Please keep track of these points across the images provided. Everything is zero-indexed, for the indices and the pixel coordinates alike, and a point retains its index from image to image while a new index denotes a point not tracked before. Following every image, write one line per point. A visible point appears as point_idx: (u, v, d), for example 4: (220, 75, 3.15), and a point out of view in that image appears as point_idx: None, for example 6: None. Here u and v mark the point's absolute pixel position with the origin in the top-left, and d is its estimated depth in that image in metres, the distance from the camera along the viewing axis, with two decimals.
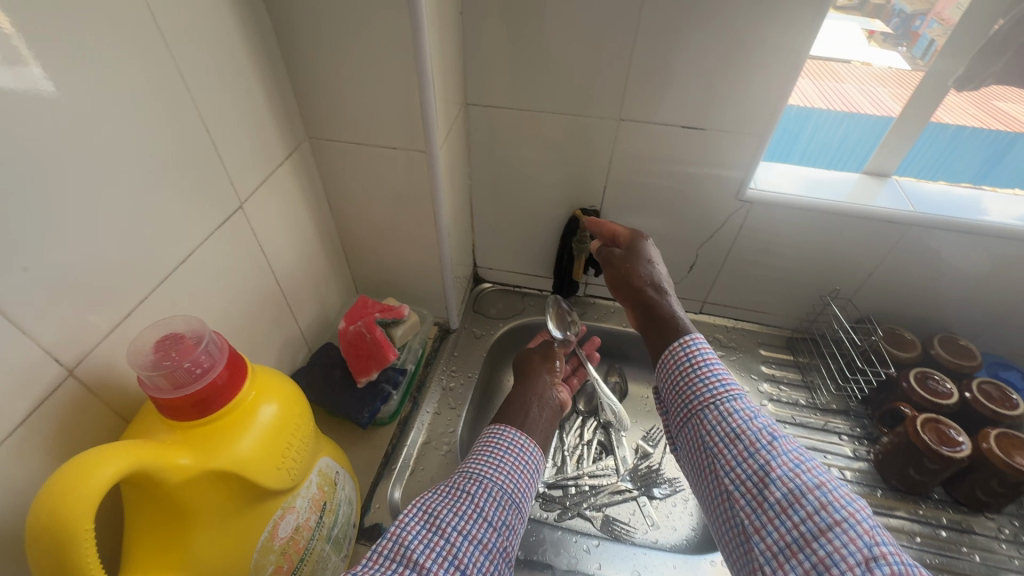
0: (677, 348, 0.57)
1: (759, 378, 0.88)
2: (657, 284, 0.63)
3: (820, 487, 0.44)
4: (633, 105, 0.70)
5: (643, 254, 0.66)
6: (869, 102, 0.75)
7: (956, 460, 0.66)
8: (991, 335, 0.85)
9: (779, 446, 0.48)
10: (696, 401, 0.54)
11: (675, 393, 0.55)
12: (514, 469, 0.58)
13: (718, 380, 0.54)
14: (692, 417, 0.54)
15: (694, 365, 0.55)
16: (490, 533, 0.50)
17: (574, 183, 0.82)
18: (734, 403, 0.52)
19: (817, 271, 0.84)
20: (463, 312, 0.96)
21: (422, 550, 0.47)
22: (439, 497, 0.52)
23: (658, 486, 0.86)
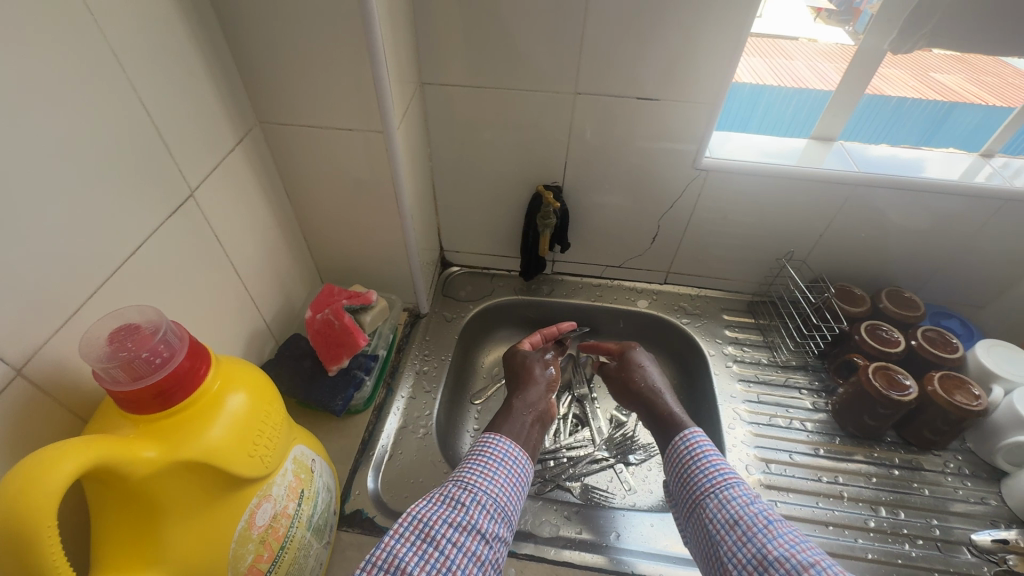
0: (678, 444, 0.63)
1: (723, 341, 0.91)
2: (652, 387, 0.72)
3: (815, 565, 0.47)
4: (589, 78, 0.71)
5: (637, 362, 0.77)
6: (814, 77, 0.79)
7: (905, 403, 0.71)
8: (932, 286, 0.90)
9: (775, 530, 0.51)
10: (698, 491, 0.58)
11: (681, 487, 0.60)
12: (508, 482, 0.58)
13: (716, 471, 0.59)
14: (697, 508, 0.58)
15: (693, 459, 0.61)
16: (483, 546, 0.51)
17: (536, 160, 0.82)
18: (732, 490, 0.56)
19: (773, 236, 0.87)
20: (432, 296, 0.96)
21: (414, 562, 0.48)
22: (432, 505, 0.53)
23: (634, 452, 0.88)
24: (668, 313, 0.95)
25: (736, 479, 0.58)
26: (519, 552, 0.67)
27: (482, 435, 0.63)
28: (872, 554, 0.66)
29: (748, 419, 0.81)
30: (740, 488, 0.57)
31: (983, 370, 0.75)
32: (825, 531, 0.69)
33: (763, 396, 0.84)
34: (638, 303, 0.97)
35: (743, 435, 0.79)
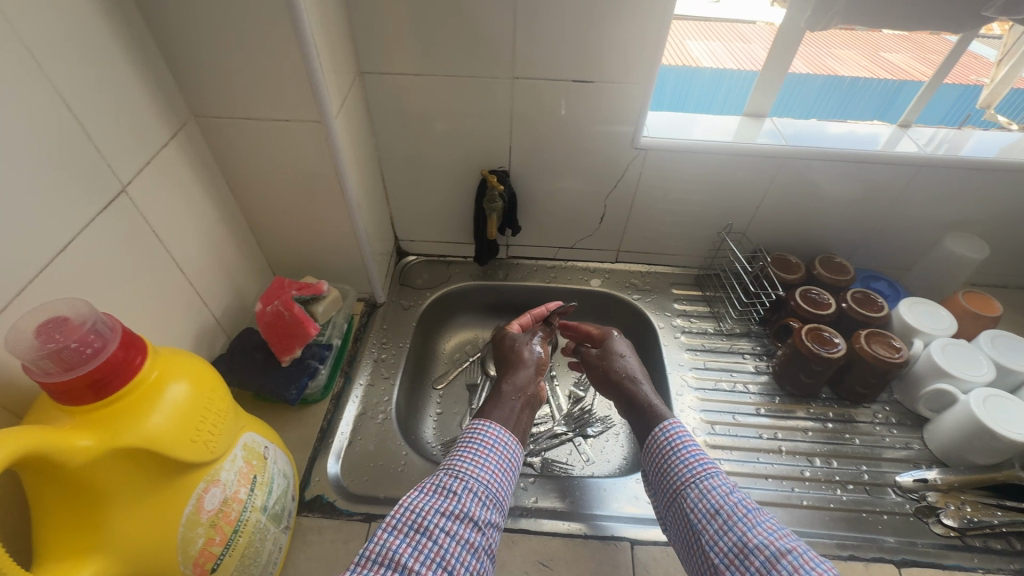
0: (658, 435, 0.63)
1: (672, 314, 0.95)
2: (632, 375, 0.72)
3: (793, 551, 0.48)
4: (525, 63, 0.73)
5: (618, 350, 0.76)
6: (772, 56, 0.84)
7: (834, 359, 0.76)
8: (863, 252, 0.96)
9: (754, 518, 0.53)
10: (678, 481, 0.59)
11: (660, 477, 0.61)
12: (498, 467, 0.58)
13: (696, 460, 0.59)
14: (677, 498, 0.58)
15: (673, 449, 0.61)
16: (475, 533, 0.52)
17: (480, 146, 0.84)
18: (712, 480, 0.57)
19: (713, 211, 0.91)
20: (389, 286, 0.97)
21: (408, 553, 0.49)
22: (423, 497, 0.54)
23: (591, 425, 0.92)
24: (620, 290, 0.98)
25: (713, 469, 0.59)
26: None
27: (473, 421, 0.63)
28: (807, 501, 0.71)
29: (695, 385, 0.85)
30: (716, 477, 0.58)
31: (904, 326, 0.81)
32: (765, 484, 0.73)
33: (709, 363, 0.88)
34: (591, 282, 1.00)
35: (690, 401, 0.83)
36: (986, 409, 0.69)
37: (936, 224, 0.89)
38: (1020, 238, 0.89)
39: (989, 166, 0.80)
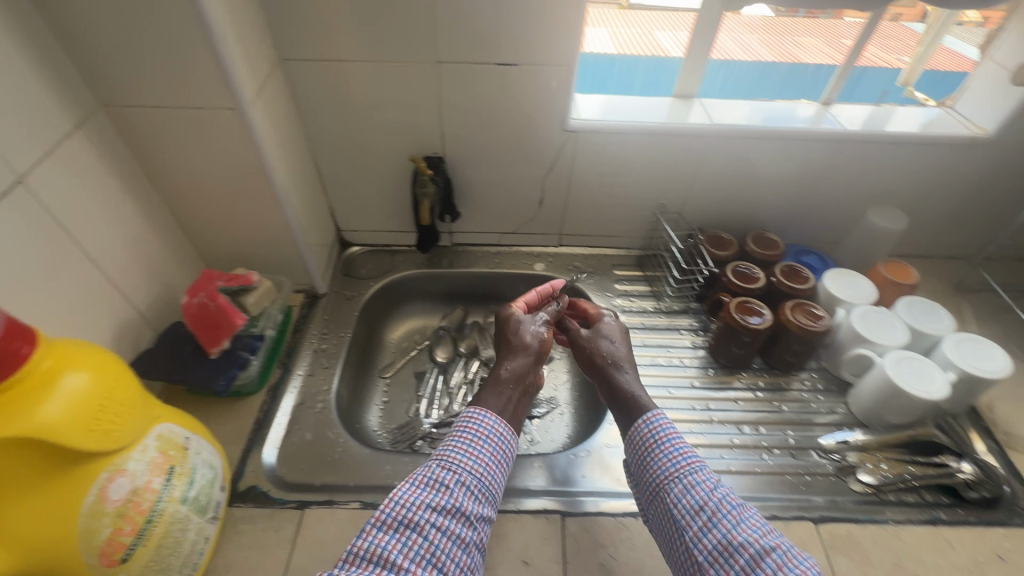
0: (640, 427, 0.61)
1: (613, 294, 0.97)
2: (619, 362, 0.67)
3: (777, 549, 0.48)
4: (446, 47, 0.73)
5: (614, 334, 0.70)
6: (739, 48, 0.87)
7: (761, 329, 0.79)
8: (795, 228, 0.99)
9: (738, 515, 0.52)
10: (660, 475, 0.58)
11: (642, 470, 0.60)
12: (492, 459, 0.58)
13: (679, 454, 0.58)
14: (660, 492, 0.57)
15: (657, 442, 0.59)
16: (467, 527, 0.52)
17: (412, 132, 0.83)
18: (696, 476, 0.56)
19: (649, 191, 0.93)
20: (332, 277, 0.97)
21: (397, 549, 0.49)
22: (414, 490, 0.53)
23: (536, 407, 0.93)
24: (564, 273, 1.00)
25: (697, 463, 0.58)
26: None
27: (466, 411, 0.61)
28: (735, 466, 0.74)
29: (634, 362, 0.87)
30: (699, 472, 0.57)
31: (828, 296, 0.84)
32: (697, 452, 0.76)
33: (647, 340, 0.90)
34: (535, 266, 1.01)
35: None
36: (899, 370, 0.73)
37: (860, 197, 0.93)
38: (939, 208, 0.93)
39: (902, 139, 0.83)
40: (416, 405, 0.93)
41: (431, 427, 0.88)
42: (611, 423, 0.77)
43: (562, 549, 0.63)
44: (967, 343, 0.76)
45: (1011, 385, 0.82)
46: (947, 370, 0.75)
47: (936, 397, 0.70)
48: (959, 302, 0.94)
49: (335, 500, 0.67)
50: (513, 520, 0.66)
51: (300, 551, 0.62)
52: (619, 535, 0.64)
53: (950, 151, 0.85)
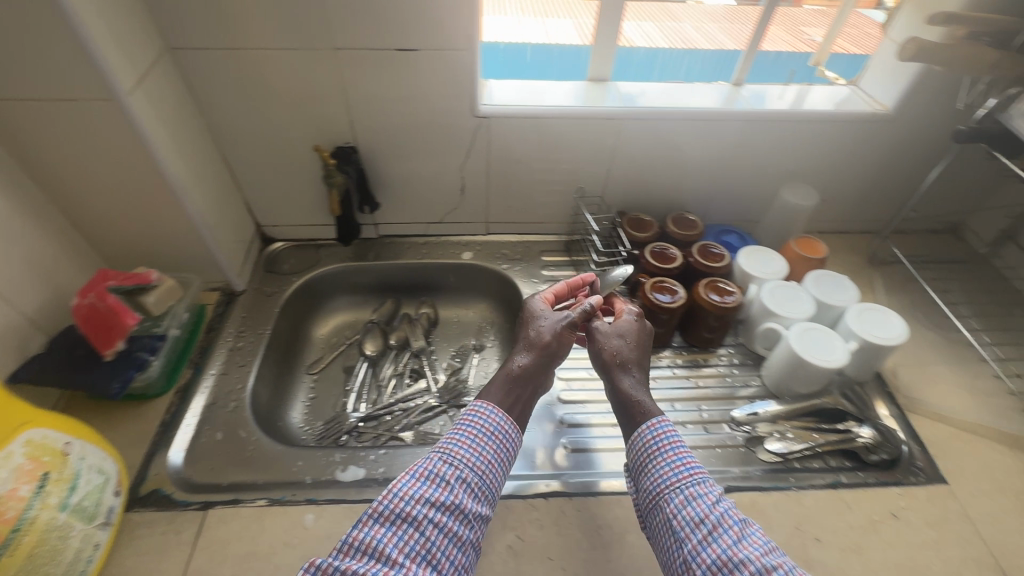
0: (644, 433, 0.59)
1: (540, 280, 0.98)
2: (627, 364, 0.65)
3: (777, 568, 0.45)
4: (343, 33, 0.71)
5: (631, 334, 0.68)
6: (704, 39, 0.91)
7: (674, 307, 0.80)
8: (716, 209, 1.01)
9: (739, 530, 0.50)
10: (662, 483, 0.55)
11: (643, 476, 0.57)
12: (495, 457, 0.57)
13: (683, 465, 0.56)
14: (659, 501, 0.54)
15: (660, 451, 0.57)
16: (465, 525, 0.51)
17: (319, 123, 0.82)
18: (698, 487, 0.54)
19: (569, 176, 0.93)
20: (252, 273, 0.94)
21: (393, 543, 0.48)
22: (415, 483, 0.52)
23: (465, 396, 0.93)
24: (491, 261, 1.00)
25: (700, 474, 0.55)
26: (320, 499, 0.66)
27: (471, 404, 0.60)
28: None
29: None
30: (703, 484, 0.54)
31: (742, 273, 0.86)
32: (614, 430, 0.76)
33: None
34: (462, 255, 1.01)
35: None
36: (802, 342, 0.75)
37: (774, 176, 0.95)
38: (849, 185, 0.96)
39: (806, 117, 0.86)
40: (344, 399, 0.92)
41: (356, 421, 0.87)
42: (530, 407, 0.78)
43: None
44: (868, 312, 0.78)
45: (914, 352, 0.86)
46: (849, 340, 0.77)
47: (835, 365, 0.72)
48: (871, 275, 0.97)
49: (240, 499, 0.65)
50: None
51: (200, 552, 0.60)
52: (527, 516, 0.65)
53: (852, 128, 0.87)
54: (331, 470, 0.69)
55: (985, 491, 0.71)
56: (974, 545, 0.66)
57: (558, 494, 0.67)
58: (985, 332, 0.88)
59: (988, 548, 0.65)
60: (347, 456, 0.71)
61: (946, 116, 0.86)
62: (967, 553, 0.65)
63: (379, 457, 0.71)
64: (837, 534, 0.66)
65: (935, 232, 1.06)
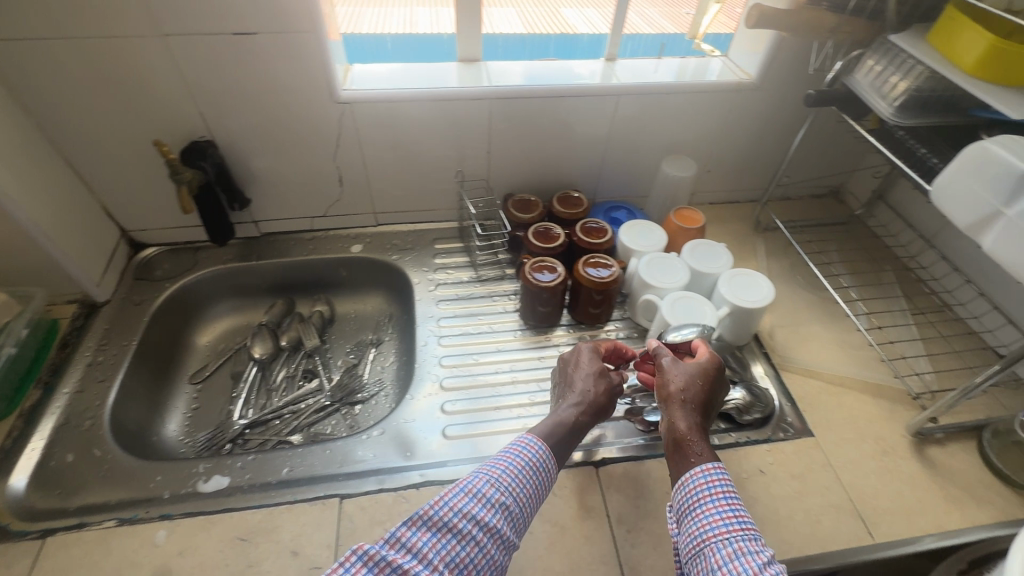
0: (696, 476, 0.55)
1: (431, 269, 0.96)
2: (688, 403, 0.60)
3: None
4: (167, 18, 0.67)
5: (697, 371, 0.62)
6: (647, 23, 0.93)
7: (553, 286, 0.80)
8: (605, 186, 1.01)
9: None
10: (709, 531, 0.51)
11: (689, 520, 0.53)
12: (534, 492, 0.56)
13: (734, 516, 0.52)
14: (703, 549, 0.51)
15: (711, 497, 0.53)
16: (501, 550, 0.51)
17: (166, 117, 0.77)
18: (748, 542, 0.50)
19: (450, 159, 0.91)
20: (119, 281, 0.88)
21: (436, 549, 0.48)
22: (465, 497, 0.52)
23: (359, 393, 0.90)
24: (382, 252, 0.98)
25: (752, 531, 0.51)
26: (175, 513, 0.63)
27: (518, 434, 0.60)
28: (531, 424, 0.74)
29: (443, 333, 0.86)
30: (754, 543, 0.50)
31: (624, 247, 0.87)
32: (496, 414, 0.76)
33: (458, 311, 0.89)
34: (351, 248, 0.98)
35: (435, 350, 0.84)
36: (673, 311, 0.76)
37: (656, 149, 0.96)
38: (729, 154, 0.98)
39: (676, 89, 0.87)
40: (230, 406, 0.87)
41: (240, 428, 0.83)
42: (413, 397, 0.77)
43: (337, 532, 0.61)
44: (739, 278, 0.80)
45: (791, 312, 0.89)
46: (722, 306, 0.79)
47: None
48: (755, 240, 1.00)
49: (86, 522, 0.62)
50: (286, 511, 0.63)
51: None
52: (397, 509, 0.64)
53: (722, 98, 0.89)
54: (191, 481, 0.66)
55: (848, 440, 0.74)
56: (835, 492, 0.68)
57: (430, 483, 0.67)
58: (856, 289, 0.92)
59: (847, 493, 0.69)
60: (211, 466, 0.68)
61: (806, 82, 0.89)
62: (827, 500, 0.68)
63: (246, 463, 0.68)
64: None
65: (819, 197, 1.10)
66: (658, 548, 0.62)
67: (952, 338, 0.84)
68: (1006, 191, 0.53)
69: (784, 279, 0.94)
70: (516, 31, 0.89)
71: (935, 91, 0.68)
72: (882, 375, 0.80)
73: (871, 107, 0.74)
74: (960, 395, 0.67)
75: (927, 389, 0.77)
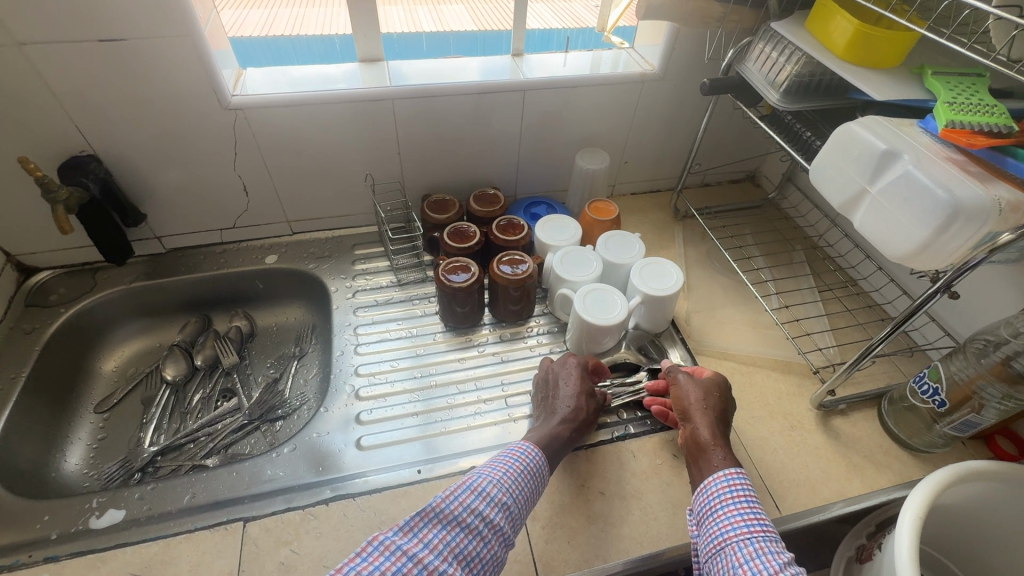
0: (720, 481, 0.57)
1: (349, 276, 0.94)
2: (708, 412, 0.64)
3: None
4: (21, 27, 0.62)
5: (711, 386, 0.67)
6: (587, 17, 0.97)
7: (465, 286, 0.79)
8: (524, 183, 1.01)
9: None
10: (731, 531, 0.52)
11: (711, 521, 0.55)
12: (530, 492, 0.57)
13: (755, 518, 0.53)
14: (723, 549, 0.52)
15: (732, 499, 0.55)
16: (502, 548, 0.52)
17: (38, 132, 0.72)
18: (769, 542, 0.50)
19: (359, 163, 0.89)
20: (7, 310, 0.83)
21: (446, 541, 0.49)
22: (471, 494, 0.53)
23: (279, 409, 0.86)
24: (298, 262, 0.95)
25: (772, 533, 0.51)
26: (62, 555, 0.59)
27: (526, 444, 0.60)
28: (450, 427, 0.74)
29: (361, 341, 0.84)
30: (775, 544, 0.50)
31: (540, 243, 0.87)
32: (413, 419, 0.74)
33: (376, 318, 0.88)
34: (265, 259, 0.94)
35: (352, 358, 0.82)
36: (584, 304, 0.77)
37: (571, 143, 0.96)
38: (644, 143, 1.00)
39: (583, 82, 0.87)
40: (139, 433, 0.82)
41: (150, 456, 0.78)
42: (327, 410, 0.75)
43: (239, 558, 0.59)
44: (650, 267, 0.81)
45: (707, 297, 0.91)
46: (634, 296, 0.80)
47: (614, 322, 0.75)
48: (675, 229, 1.02)
49: None
50: (185, 540, 0.60)
51: None
52: (305, 527, 0.62)
53: (629, 89, 0.90)
54: (83, 518, 0.62)
55: (758, 417, 0.76)
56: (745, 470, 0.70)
57: (341, 497, 0.65)
58: (768, 270, 0.95)
59: (757, 470, 0.70)
60: (106, 499, 0.64)
61: (705, 71, 0.91)
62: None
63: (144, 493, 0.64)
64: (620, 485, 0.68)
65: (736, 181, 1.13)
66: (572, 542, 0.62)
67: (855, 311, 0.88)
68: (869, 170, 0.56)
69: (701, 265, 0.96)
70: (467, 28, 0.91)
71: (815, 75, 0.70)
72: (790, 352, 0.83)
73: (762, 95, 0.76)
74: (852, 365, 0.69)
75: (828, 362, 0.81)
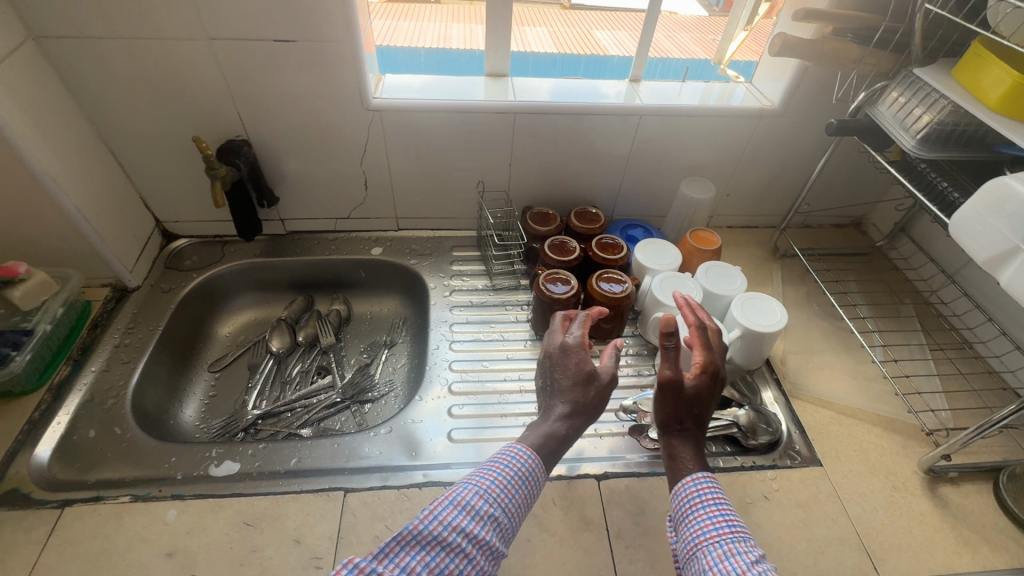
0: (687, 490, 0.54)
1: (447, 275, 0.98)
2: (685, 423, 0.58)
3: None
4: (215, 25, 0.71)
5: (694, 390, 0.57)
6: (674, 49, 0.98)
7: (564, 298, 0.81)
8: (623, 205, 1.03)
9: None
10: (701, 535, 0.50)
11: (683, 525, 0.52)
12: (519, 503, 0.52)
13: (721, 520, 0.50)
14: (696, 552, 0.49)
15: (699, 505, 0.52)
16: (490, 562, 0.48)
17: (206, 115, 0.81)
18: (738, 543, 0.48)
19: (473, 170, 0.94)
20: (149, 270, 0.93)
21: (425, 562, 0.45)
22: (454, 510, 0.48)
23: (369, 392, 0.90)
24: (401, 257, 1.00)
25: (741, 533, 0.49)
26: (187, 495, 0.65)
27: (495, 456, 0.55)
28: None
29: (455, 339, 0.88)
30: (745, 543, 0.48)
31: (638, 265, 0.88)
32: (501, 420, 0.76)
33: (470, 318, 0.91)
34: (372, 251, 1.01)
35: (446, 353, 0.85)
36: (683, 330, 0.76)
37: (675, 172, 0.97)
38: (750, 177, 0.99)
39: (698, 113, 0.88)
40: (244, 397, 0.89)
41: (252, 419, 0.84)
42: (422, 399, 0.79)
43: (338, 523, 0.63)
44: (751, 302, 0.80)
45: (805, 340, 0.88)
46: (734, 329, 0.79)
47: None
48: (773, 267, 1.00)
49: (102, 496, 0.64)
50: (292, 501, 0.65)
51: (50, 550, 0.59)
52: (399, 507, 0.65)
53: (744, 123, 0.90)
54: (203, 465, 0.68)
55: (855, 472, 0.72)
56: (841, 525, 0.67)
57: (432, 484, 0.68)
58: (873, 320, 0.91)
59: (854, 527, 0.67)
60: (223, 451, 0.70)
61: (828, 112, 0.90)
62: (833, 532, 0.66)
63: (256, 451, 0.70)
64: None
65: (842, 226, 1.10)
66: (654, 567, 0.62)
67: (970, 375, 0.83)
68: None
69: (799, 307, 0.94)
70: (549, 51, 0.95)
71: (959, 125, 0.67)
72: (895, 409, 0.79)
73: (893, 140, 0.74)
74: (975, 433, 0.64)
75: (941, 426, 0.76)
